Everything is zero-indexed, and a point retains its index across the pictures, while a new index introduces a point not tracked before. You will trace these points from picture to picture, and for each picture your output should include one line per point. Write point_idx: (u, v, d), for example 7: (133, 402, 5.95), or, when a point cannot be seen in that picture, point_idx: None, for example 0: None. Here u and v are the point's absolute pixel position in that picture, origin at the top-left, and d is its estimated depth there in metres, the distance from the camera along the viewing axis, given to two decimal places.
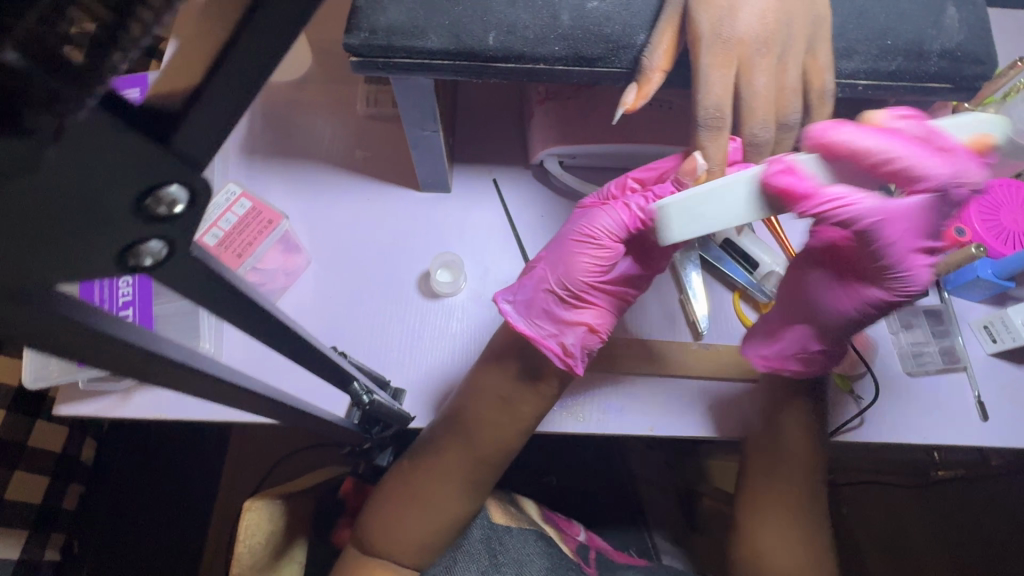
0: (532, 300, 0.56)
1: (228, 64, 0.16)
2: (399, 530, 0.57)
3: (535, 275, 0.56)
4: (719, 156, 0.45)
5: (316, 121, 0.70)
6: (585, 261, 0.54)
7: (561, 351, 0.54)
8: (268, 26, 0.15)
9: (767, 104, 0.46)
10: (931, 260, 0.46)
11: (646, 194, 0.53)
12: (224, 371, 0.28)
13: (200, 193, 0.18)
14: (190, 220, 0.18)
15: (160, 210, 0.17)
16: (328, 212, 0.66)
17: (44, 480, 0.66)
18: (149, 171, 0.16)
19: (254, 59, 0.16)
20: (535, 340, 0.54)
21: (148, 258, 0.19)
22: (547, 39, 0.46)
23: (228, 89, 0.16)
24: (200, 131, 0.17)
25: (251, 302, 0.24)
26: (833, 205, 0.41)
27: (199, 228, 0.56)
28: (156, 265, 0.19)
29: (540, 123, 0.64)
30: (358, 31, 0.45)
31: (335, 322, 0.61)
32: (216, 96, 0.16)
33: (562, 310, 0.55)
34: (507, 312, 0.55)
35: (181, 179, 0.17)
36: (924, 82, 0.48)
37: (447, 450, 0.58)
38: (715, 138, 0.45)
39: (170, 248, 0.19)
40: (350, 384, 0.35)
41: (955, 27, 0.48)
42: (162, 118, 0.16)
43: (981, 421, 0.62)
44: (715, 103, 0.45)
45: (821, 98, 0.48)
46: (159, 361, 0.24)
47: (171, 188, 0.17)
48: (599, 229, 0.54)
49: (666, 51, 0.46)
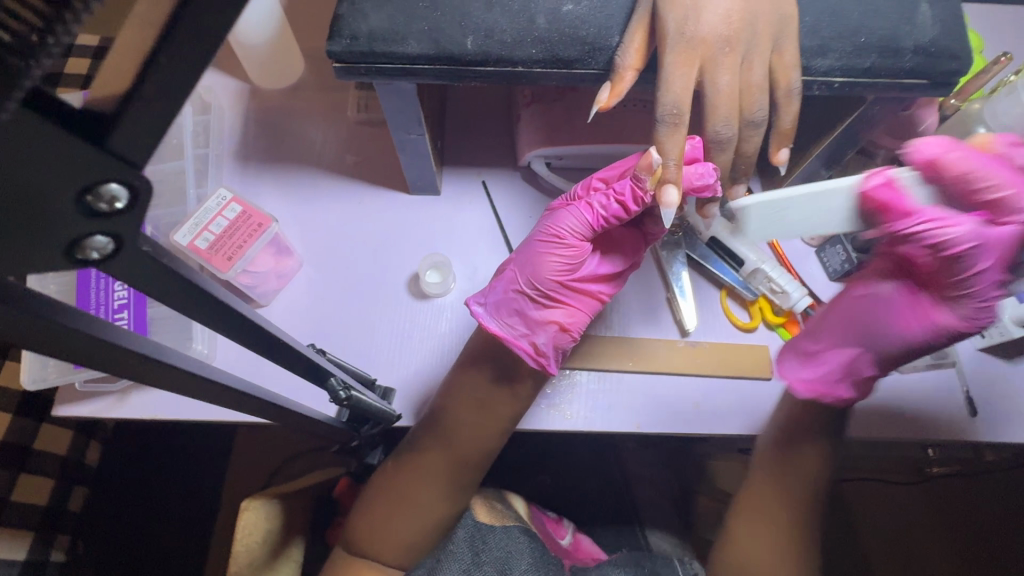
0: (504, 301, 0.57)
1: (164, 65, 0.17)
2: (384, 531, 0.58)
3: (506, 276, 0.57)
4: (676, 152, 0.47)
5: (308, 126, 0.72)
6: (553, 261, 0.56)
7: (533, 351, 0.56)
8: (200, 27, 0.16)
9: (729, 101, 0.48)
10: (1002, 284, 0.49)
11: (608, 192, 0.54)
12: (204, 370, 0.29)
13: (139, 189, 0.19)
14: (137, 215, 0.19)
15: (101, 206, 0.18)
16: (319, 215, 0.67)
17: (48, 483, 0.68)
18: (87, 168, 0.17)
19: (189, 60, 0.17)
20: (506, 340, 0.56)
21: (95, 252, 0.19)
22: (523, 42, 0.47)
23: (168, 90, 0.17)
24: (136, 131, 0.18)
25: (217, 301, 0.25)
26: (937, 223, 0.47)
27: (191, 231, 0.57)
28: (105, 261, 0.20)
29: (527, 126, 0.65)
30: (339, 38, 0.46)
31: (326, 324, 0.62)
32: (154, 97, 0.17)
33: (533, 310, 0.57)
34: (479, 314, 0.56)
35: (119, 176, 0.18)
36: (900, 78, 0.49)
37: (432, 449, 0.59)
38: (673, 134, 0.47)
39: (118, 245, 0.20)
40: (328, 380, 0.36)
41: (929, 24, 0.49)
42: (100, 118, 0.17)
43: (969, 416, 0.62)
44: (674, 100, 0.46)
45: (787, 96, 0.49)
46: (135, 357, 0.24)
47: (110, 185, 0.18)
48: (565, 229, 0.55)
49: (638, 50, 0.47)
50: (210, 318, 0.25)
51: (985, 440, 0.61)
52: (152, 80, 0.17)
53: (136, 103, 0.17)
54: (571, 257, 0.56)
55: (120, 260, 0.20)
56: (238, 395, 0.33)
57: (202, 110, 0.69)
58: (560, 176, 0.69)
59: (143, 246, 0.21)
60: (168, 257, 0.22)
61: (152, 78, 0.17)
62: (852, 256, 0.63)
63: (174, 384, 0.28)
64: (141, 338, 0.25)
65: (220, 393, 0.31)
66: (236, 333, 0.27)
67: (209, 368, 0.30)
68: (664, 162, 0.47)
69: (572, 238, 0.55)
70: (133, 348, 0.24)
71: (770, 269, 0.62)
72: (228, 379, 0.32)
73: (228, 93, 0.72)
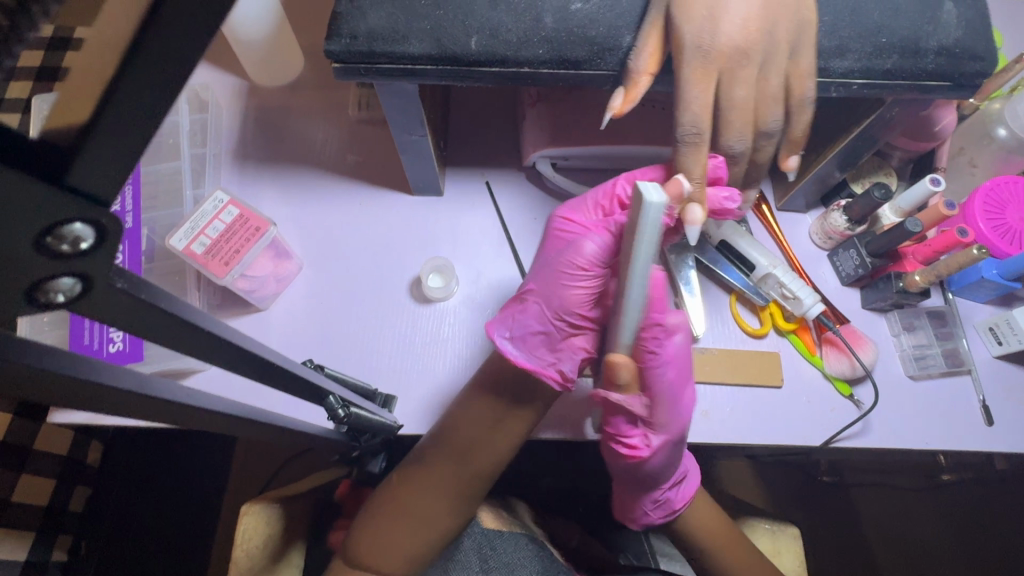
0: (530, 333, 0.54)
1: (131, 81, 0.15)
2: (391, 541, 0.56)
3: (531, 307, 0.54)
4: (698, 170, 0.46)
5: (307, 125, 0.70)
6: (579, 291, 0.53)
7: (561, 378, 0.54)
8: (168, 37, 0.15)
9: (744, 115, 0.47)
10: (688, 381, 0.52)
11: (628, 217, 0.52)
12: (194, 398, 0.28)
13: (106, 227, 0.17)
14: (106, 257, 0.18)
15: (63, 248, 0.16)
16: (320, 218, 0.66)
17: (50, 484, 0.67)
18: (45, 211, 0.16)
19: (156, 80, 0.16)
20: (537, 371, 0.53)
21: (60, 295, 0.18)
22: (529, 42, 0.45)
23: (136, 115, 0.16)
24: (101, 157, 0.16)
25: (207, 332, 0.23)
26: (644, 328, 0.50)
27: (185, 235, 0.55)
28: (72, 304, 0.18)
29: (532, 125, 0.63)
30: (338, 37, 0.45)
31: (326, 331, 0.61)
32: (117, 121, 0.16)
33: (560, 338, 0.55)
34: (506, 349, 0.53)
35: (83, 214, 0.16)
36: (921, 80, 0.47)
37: (441, 462, 0.57)
38: (694, 153, 0.46)
39: (87, 285, 0.18)
40: (326, 398, 0.35)
41: (953, 23, 0.47)
42: (62, 150, 0.16)
43: (985, 425, 0.60)
44: (693, 120, 0.45)
45: (799, 105, 0.47)
46: (109, 390, 0.22)
47: (74, 226, 0.16)
48: (588, 258, 0.53)
49: (653, 54, 0.45)
50: (197, 350, 0.23)
51: (1004, 450, 0.59)
52: (118, 100, 0.15)
53: (106, 124, 0.16)
54: (595, 286, 0.54)
55: (86, 305, 0.18)
56: (227, 420, 0.31)
57: (200, 109, 0.67)
58: (565, 176, 0.67)
59: (116, 283, 0.19)
60: (146, 291, 0.20)
61: (117, 100, 0.15)
62: (866, 261, 0.62)
63: (157, 413, 0.26)
64: (122, 373, 0.24)
65: (207, 417, 0.29)
66: (225, 361, 0.25)
67: (195, 394, 0.28)
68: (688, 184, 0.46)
69: (595, 266, 0.53)
70: (114, 384, 0.23)
71: (782, 274, 0.60)
72: (215, 402, 0.30)
73: (226, 92, 0.71)
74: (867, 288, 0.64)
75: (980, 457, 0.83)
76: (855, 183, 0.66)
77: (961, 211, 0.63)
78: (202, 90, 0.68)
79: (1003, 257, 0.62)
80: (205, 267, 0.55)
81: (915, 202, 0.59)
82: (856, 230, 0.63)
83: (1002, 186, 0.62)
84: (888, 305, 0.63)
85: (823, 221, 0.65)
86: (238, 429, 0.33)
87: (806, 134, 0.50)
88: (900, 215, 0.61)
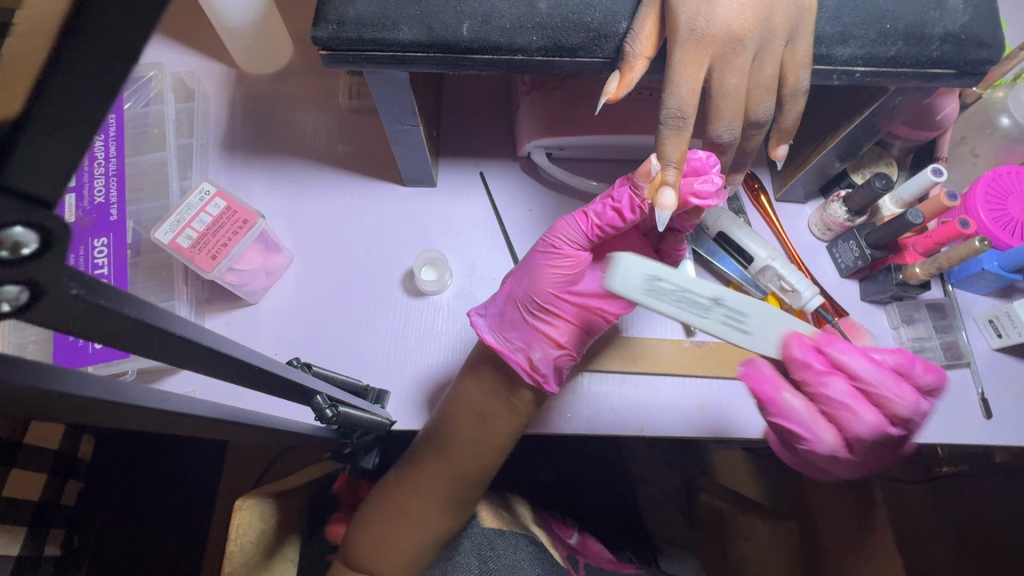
0: (503, 314, 0.55)
1: (86, 57, 0.14)
2: (384, 539, 0.55)
3: (507, 287, 0.55)
4: (677, 154, 0.43)
5: (297, 114, 0.68)
6: (549, 272, 0.52)
7: (529, 366, 0.53)
8: (114, 19, 0.14)
9: (734, 105, 0.45)
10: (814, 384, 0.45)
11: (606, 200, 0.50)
12: (174, 403, 0.27)
13: (52, 231, 0.16)
14: (57, 261, 0.16)
15: (2, 254, 0.15)
16: (311, 210, 0.64)
17: (40, 478, 0.65)
18: None
19: (99, 66, 0.15)
20: (503, 354, 0.53)
21: (5, 304, 0.16)
22: (524, 28, 0.44)
23: (84, 98, 0.15)
24: (38, 160, 0.15)
25: (178, 336, 0.22)
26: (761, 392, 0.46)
27: (171, 229, 0.54)
28: (19, 313, 0.17)
29: (527, 115, 0.62)
30: (325, 23, 0.43)
31: (317, 325, 0.60)
32: (66, 108, 0.15)
33: (531, 322, 0.53)
34: (478, 325, 0.55)
35: (24, 217, 0.15)
36: (925, 67, 0.46)
37: (430, 462, 0.56)
38: (676, 137, 0.43)
39: (35, 293, 0.17)
40: (313, 398, 0.34)
41: (959, 8, 0.46)
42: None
43: (984, 419, 0.59)
44: (678, 102, 0.43)
45: (792, 97, 0.46)
46: (75, 398, 0.21)
47: (14, 229, 0.15)
48: (561, 238, 0.52)
49: (649, 36, 0.44)
50: (170, 352, 0.22)
51: (1005, 443, 0.59)
52: (69, 72, 0.15)
53: (51, 110, 0.15)
54: (569, 268, 0.52)
55: (35, 313, 0.17)
56: (212, 423, 0.30)
57: (185, 98, 0.66)
58: (560, 166, 0.66)
59: (71, 289, 0.17)
60: (106, 297, 0.19)
61: (53, 88, 0.15)
62: (866, 253, 0.60)
63: (136, 420, 0.25)
64: (93, 379, 0.23)
65: (188, 422, 0.28)
66: (200, 365, 0.24)
67: (171, 398, 0.27)
68: (662, 167, 0.44)
69: (569, 248, 0.52)
70: (81, 394, 0.21)
71: (781, 267, 0.59)
72: (200, 407, 0.29)
73: (213, 80, 0.69)
74: (867, 281, 0.63)
75: (976, 449, 0.83)
76: (856, 173, 0.64)
77: (962, 202, 0.62)
78: (188, 78, 0.66)
79: (1005, 248, 0.61)
80: (192, 261, 0.53)
81: (918, 192, 0.58)
82: (856, 221, 0.62)
83: (1004, 177, 0.61)
84: (888, 297, 0.62)
85: (822, 213, 0.64)
86: (226, 431, 0.32)
87: (796, 124, 0.49)
88: (901, 207, 0.61)
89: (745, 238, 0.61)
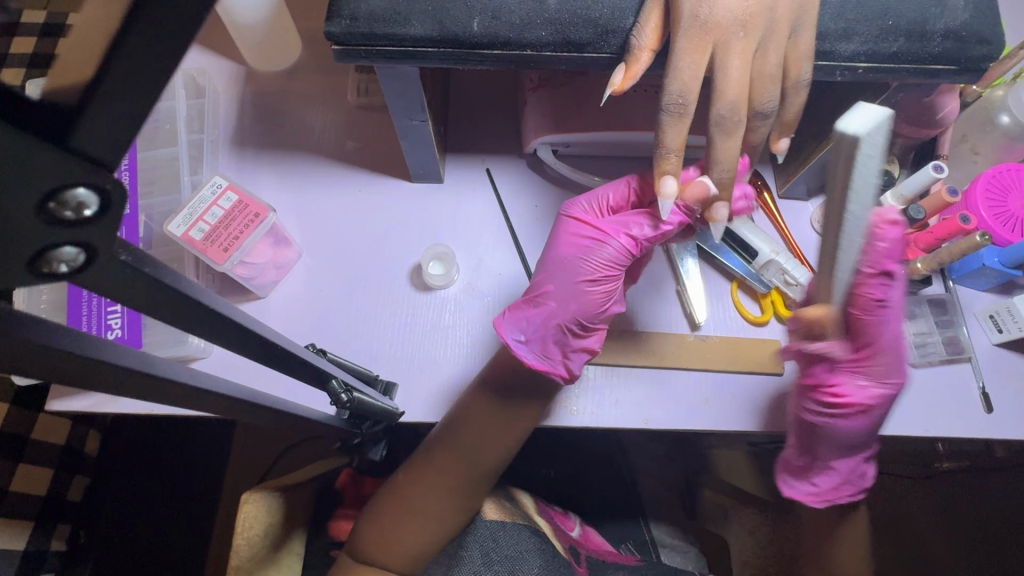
0: (546, 335, 0.54)
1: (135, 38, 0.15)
2: (392, 534, 0.57)
3: (548, 310, 0.54)
4: (677, 142, 0.45)
5: (306, 111, 0.69)
6: (594, 293, 0.53)
7: (570, 378, 0.54)
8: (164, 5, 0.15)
9: (740, 88, 0.45)
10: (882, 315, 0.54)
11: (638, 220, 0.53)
12: (202, 380, 0.28)
13: (110, 193, 0.17)
14: (109, 226, 0.18)
15: (65, 214, 0.17)
16: (320, 205, 0.65)
17: (47, 472, 0.65)
18: (50, 173, 0.16)
19: (149, 45, 0.16)
20: (549, 372, 0.53)
21: (63, 265, 0.18)
22: (532, 23, 0.45)
23: (135, 74, 0.16)
24: (101, 130, 0.17)
25: (210, 311, 0.23)
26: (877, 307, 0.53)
27: (184, 221, 0.55)
28: (74, 275, 0.18)
29: (534, 111, 0.63)
30: (338, 18, 0.44)
31: (325, 319, 0.60)
32: (119, 84, 0.16)
33: (574, 342, 0.54)
34: (518, 348, 0.53)
35: (85, 180, 0.17)
36: (926, 64, 0.47)
37: (440, 457, 0.58)
38: (676, 124, 0.45)
39: (90, 255, 0.18)
40: (329, 382, 0.35)
41: (960, 6, 0.47)
42: (62, 114, 0.16)
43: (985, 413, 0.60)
44: (681, 88, 0.44)
45: (794, 89, 0.47)
46: (112, 367, 0.23)
47: (77, 191, 0.17)
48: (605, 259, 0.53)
49: (655, 29, 0.45)
50: (197, 326, 0.23)
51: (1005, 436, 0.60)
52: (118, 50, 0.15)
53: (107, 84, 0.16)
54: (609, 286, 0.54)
55: (88, 278, 0.19)
56: (231, 404, 0.31)
57: (196, 94, 0.67)
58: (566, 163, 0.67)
59: (120, 254, 0.19)
60: (150, 266, 0.20)
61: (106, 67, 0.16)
62: None
63: (164, 394, 0.26)
64: (127, 351, 0.24)
65: (210, 400, 0.29)
66: (225, 341, 0.25)
67: (199, 376, 0.28)
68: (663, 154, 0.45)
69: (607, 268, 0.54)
70: (118, 362, 0.23)
71: (784, 261, 0.61)
72: (224, 387, 0.30)
73: (223, 77, 0.70)
74: None
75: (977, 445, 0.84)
76: None
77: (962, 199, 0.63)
78: (199, 75, 0.67)
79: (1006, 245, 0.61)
80: (203, 253, 0.54)
81: (919, 188, 0.59)
82: None
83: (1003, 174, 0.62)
84: None
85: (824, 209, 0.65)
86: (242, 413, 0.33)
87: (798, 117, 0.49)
88: (902, 202, 0.61)
89: (750, 234, 0.63)
